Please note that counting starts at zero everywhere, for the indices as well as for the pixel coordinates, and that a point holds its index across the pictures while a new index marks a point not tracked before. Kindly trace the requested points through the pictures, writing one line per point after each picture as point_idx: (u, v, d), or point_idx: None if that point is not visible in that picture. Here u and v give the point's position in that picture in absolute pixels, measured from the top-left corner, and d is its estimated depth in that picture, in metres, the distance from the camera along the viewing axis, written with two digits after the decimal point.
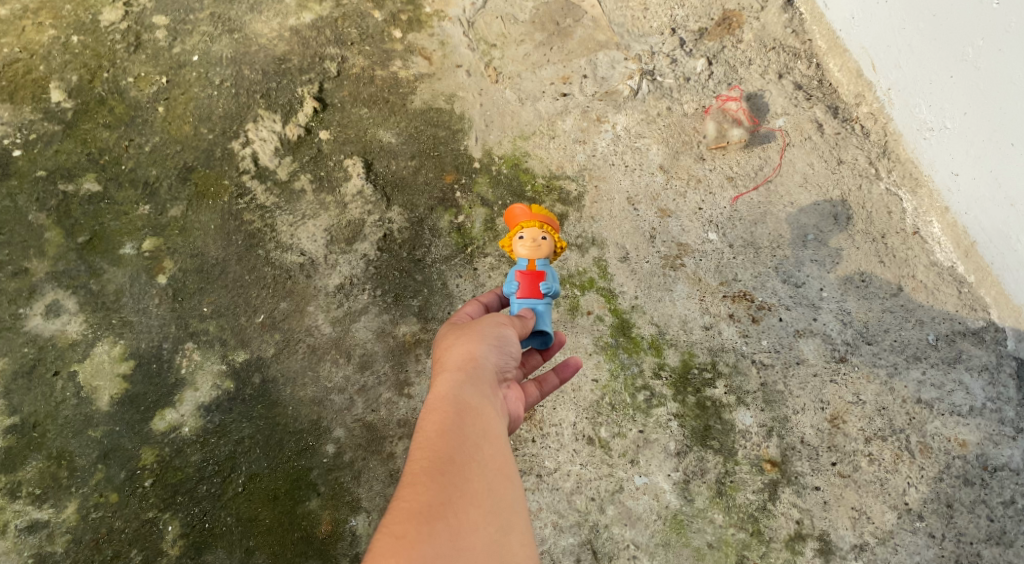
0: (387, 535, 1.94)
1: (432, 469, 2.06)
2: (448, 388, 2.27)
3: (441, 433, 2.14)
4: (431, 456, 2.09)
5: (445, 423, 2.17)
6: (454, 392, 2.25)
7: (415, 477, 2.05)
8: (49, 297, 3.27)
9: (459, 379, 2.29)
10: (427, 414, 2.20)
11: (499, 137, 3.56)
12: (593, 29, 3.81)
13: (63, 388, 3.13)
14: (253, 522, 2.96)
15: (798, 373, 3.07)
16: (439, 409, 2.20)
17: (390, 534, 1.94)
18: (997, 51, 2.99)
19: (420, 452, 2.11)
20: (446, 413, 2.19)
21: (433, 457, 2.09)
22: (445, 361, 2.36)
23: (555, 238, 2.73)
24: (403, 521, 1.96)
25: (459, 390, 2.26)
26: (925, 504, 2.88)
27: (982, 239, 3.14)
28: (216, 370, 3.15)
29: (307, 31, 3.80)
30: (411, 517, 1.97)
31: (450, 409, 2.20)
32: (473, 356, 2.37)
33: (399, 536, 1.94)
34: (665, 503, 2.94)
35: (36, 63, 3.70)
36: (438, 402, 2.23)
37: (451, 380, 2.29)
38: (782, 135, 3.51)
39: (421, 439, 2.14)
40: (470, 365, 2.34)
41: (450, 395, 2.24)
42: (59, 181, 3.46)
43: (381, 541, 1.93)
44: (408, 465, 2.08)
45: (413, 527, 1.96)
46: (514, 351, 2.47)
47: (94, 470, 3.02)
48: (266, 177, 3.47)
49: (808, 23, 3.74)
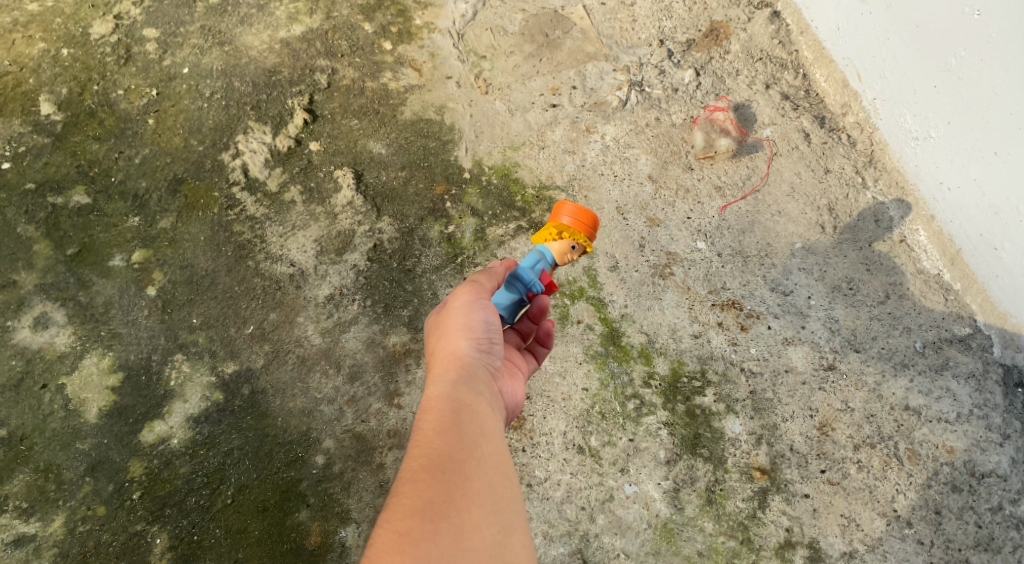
0: (389, 531, 1.99)
1: (431, 467, 2.11)
2: (442, 388, 2.32)
3: (439, 432, 2.19)
4: (429, 455, 2.14)
5: (441, 422, 2.22)
6: (446, 391, 2.31)
7: (415, 476, 2.10)
8: (38, 309, 3.26)
9: (451, 378, 2.34)
10: (423, 415, 2.25)
11: (489, 147, 3.58)
12: (582, 40, 3.85)
13: (51, 400, 3.12)
14: (242, 534, 2.95)
15: (786, 381, 3.09)
16: (435, 409, 2.26)
17: (392, 530, 1.99)
18: (979, 61, 3.02)
19: (419, 451, 2.16)
20: (442, 412, 2.25)
21: (433, 456, 2.14)
22: (435, 363, 2.42)
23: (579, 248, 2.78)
24: (405, 517, 2.01)
25: (451, 389, 2.32)
26: (914, 510, 2.89)
27: (967, 247, 3.16)
28: (205, 382, 3.14)
29: (297, 43, 3.82)
30: (413, 515, 2.02)
31: (445, 408, 2.26)
32: (458, 352, 2.42)
33: (402, 533, 1.99)
34: (655, 511, 2.94)
35: (26, 76, 3.70)
36: (432, 403, 2.28)
37: (442, 380, 2.35)
38: (770, 145, 3.53)
39: (419, 439, 2.19)
40: (457, 363, 2.40)
41: (444, 394, 2.30)
42: (48, 194, 3.46)
43: (383, 537, 1.98)
44: (408, 464, 2.14)
45: (415, 523, 2.01)
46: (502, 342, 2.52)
47: (82, 483, 3.01)
48: (256, 189, 3.48)
49: (794, 33, 3.77)
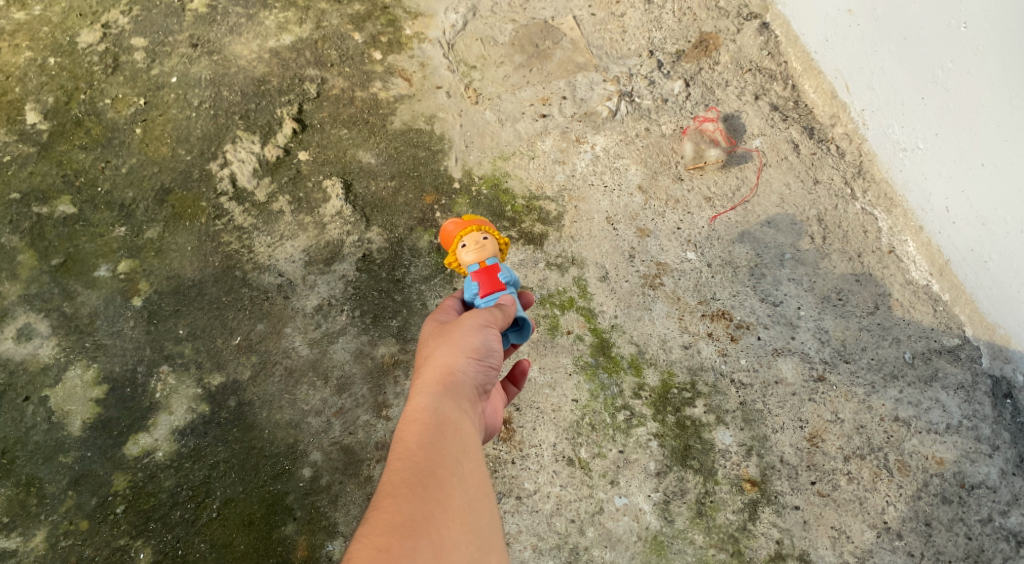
0: (368, 546, 1.97)
1: (411, 482, 2.10)
2: (427, 401, 2.29)
3: (421, 446, 2.17)
4: (410, 469, 2.12)
5: (424, 436, 2.19)
6: (434, 405, 2.28)
7: (395, 489, 2.08)
8: (21, 321, 3.22)
9: (438, 391, 2.32)
10: (405, 426, 2.22)
11: (479, 157, 3.57)
12: (572, 50, 3.86)
13: (34, 412, 3.09)
14: (228, 548, 2.92)
15: (776, 392, 3.08)
16: (418, 421, 2.23)
17: (371, 545, 1.97)
18: (966, 74, 3.04)
19: (399, 464, 2.14)
20: (425, 425, 2.22)
21: (414, 470, 2.12)
22: (425, 373, 2.40)
23: (495, 236, 2.76)
24: (384, 532, 2.00)
25: (438, 401, 2.29)
26: (903, 522, 2.89)
27: (956, 258, 3.17)
28: (192, 394, 3.11)
29: (286, 53, 3.81)
30: (392, 529, 2.01)
31: (429, 421, 2.23)
32: (453, 367, 2.39)
33: (381, 549, 1.97)
34: (645, 524, 2.93)
35: (12, 85, 3.68)
36: (416, 414, 2.25)
37: (430, 391, 2.32)
38: (759, 156, 3.53)
39: (400, 451, 2.17)
40: (449, 378, 2.37)
41: (430, 407, 2.27)
42: (34, 204, 3.43)
43: (361, 551, 1.96)
44: (387, 475, 2.12)
45: (395, 540, 1.99)
46: (495, 366, 2.49)
47: (64, 497, 2.97)
48: (243, 199, 3.45)
49: (783, 45, 3.78)
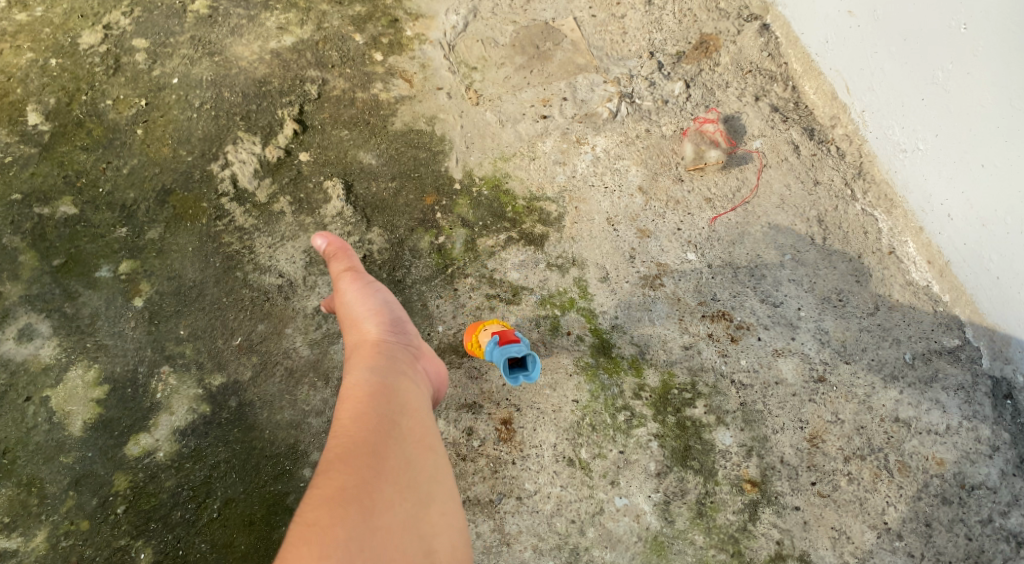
0: (301, 524, 1.94)
1: (343, 452, 2.05)
2: (356, 374, 2.27)
3: (352, 417, 2.13)
4: (343, 441, 2.08)
5: (357, 406, 2.16)
6: (360, 375, 2.25)
7: (329, 464, 2.04)
8: (22, 321, 3.23)
9: (365, 363, 2.31)
10: (341, 403, 2.20)
11: (480, 158, 3.58)
12: (572, 52, 3.86)
13: (35, 412, 3.09)
14: (229, 548, 2.94)
15: (776, 393, 3.08)
16: (351, 395, 2.20)
17: (302, 522, 1.94)
18: (966, 75, 3.04)
19: (335, 440, 2.11)
20: (357, 396, 2.19)
21: (348, 441, 2.08)
22: (349, 356, 2.41)
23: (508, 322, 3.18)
24: (317, 507, 1.96)
25: (368, 372, 2.27)
26: (904, 523, 2.90)
27: (956, 258, 3.17)
28: (193, 395, 3.12)
29: (287, 54, 3.81)
30: (324, 502, 1.97)
31: (358, 392, 2.20)
32: (367, 339, 2.42)
33: (311, 523, 1.93)
34: (645, 524, 2.93)
35: (13, 86, 3.68)
36: (347, 390, 2.23)
37: (359, 366, 2.30)
38: (760, 156, 3.53)
39: (336, 428, 2.14)
40: (370, 349, 2.38)
41: (362, 379, 2.24)
42: (35, 205, 3.43)
43: (296, 530, 1.94)
44: (325, 453, 2.09)
45: (325, 511, 1.95)
46: (408, 321, 2.51)
47: (65, 497, 2.98)
48: (244, 200, 3.46)
49: (783, 46, 3.78)
